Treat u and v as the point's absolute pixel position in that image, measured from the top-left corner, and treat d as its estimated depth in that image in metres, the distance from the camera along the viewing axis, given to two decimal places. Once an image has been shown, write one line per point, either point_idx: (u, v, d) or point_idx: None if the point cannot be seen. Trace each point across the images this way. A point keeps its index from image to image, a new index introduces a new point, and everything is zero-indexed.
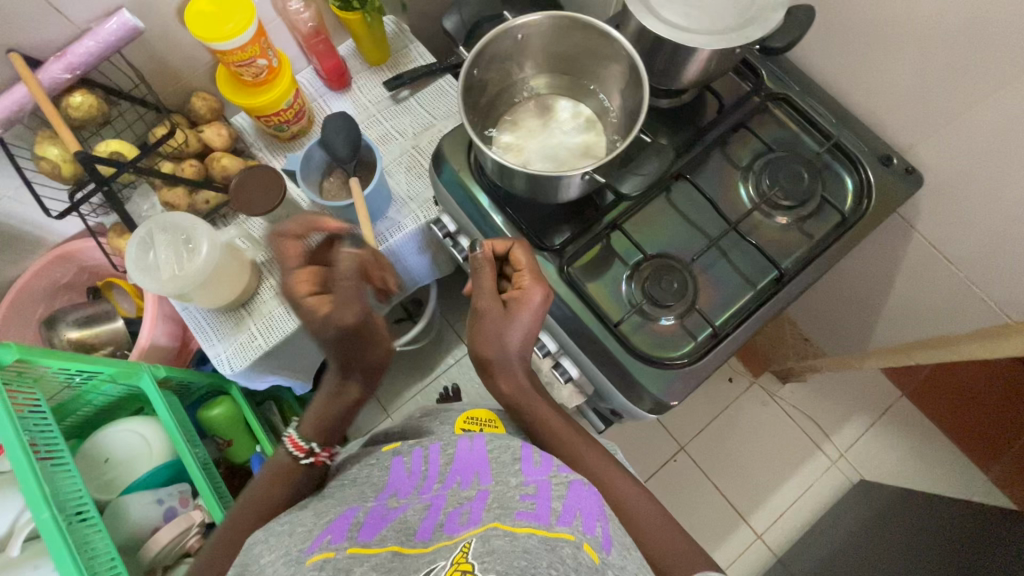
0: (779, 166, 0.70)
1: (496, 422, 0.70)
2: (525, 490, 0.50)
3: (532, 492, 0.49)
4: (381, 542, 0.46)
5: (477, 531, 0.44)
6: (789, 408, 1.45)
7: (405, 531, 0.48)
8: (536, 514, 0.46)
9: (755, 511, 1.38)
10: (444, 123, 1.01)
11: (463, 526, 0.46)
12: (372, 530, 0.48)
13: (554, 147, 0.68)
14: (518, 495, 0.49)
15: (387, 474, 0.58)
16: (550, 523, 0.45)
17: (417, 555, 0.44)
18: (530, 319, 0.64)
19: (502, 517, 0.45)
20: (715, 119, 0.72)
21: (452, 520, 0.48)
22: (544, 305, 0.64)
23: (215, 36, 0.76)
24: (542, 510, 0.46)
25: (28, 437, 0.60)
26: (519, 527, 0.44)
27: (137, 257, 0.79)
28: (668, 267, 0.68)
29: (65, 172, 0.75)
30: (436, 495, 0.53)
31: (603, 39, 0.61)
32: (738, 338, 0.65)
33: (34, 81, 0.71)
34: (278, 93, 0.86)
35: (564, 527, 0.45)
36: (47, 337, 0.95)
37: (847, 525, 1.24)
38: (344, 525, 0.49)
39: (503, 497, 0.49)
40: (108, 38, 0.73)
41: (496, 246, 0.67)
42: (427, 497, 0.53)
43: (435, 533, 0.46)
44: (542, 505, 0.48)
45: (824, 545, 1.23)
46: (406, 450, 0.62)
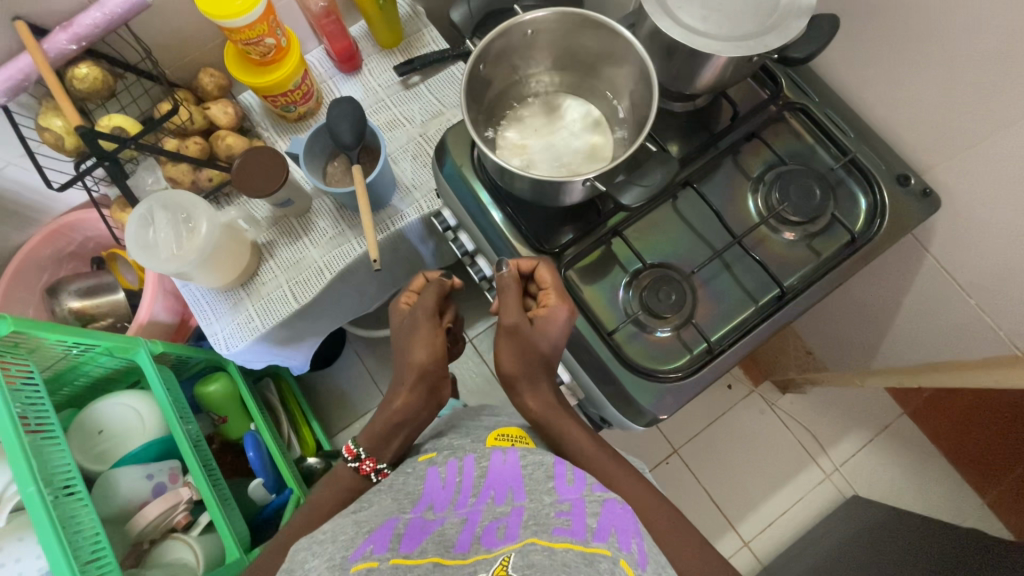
0: (791, 180, 0.68)
1: (527, 439, 0.67)
2: (560, 507, 0.52)
3: (566, 509, 0.51)
4: (422, 553, 0.48)
5: (515, 546, 0.46)
6: (786, 419, 1.44)
7: (443, 544, 0.50)
8: (573, 530, 0.48)
9: (744, 518, 1.38)
10: (452, 112, 0.99)
11: (502, 541, 0.48)
12: (413, 542, 0.49)
13: (560, 148, 0.66)
14: (553, 512, 0.51)
15: (422, 484, 0.59)
16: (586, 538, 0.47)
17: (457, 566, 0.46)
18: (560, 335, 0.64)
19: (539, 533, 0.48)
20: (729, 127, 0.70)
21: (489, 535, 0.50)
22: (571, 320, 0.63)
23: (224, 13, 0.74)
24: (578, 527, 0.48)
25: (19, 411, 0.61)
26: (556, 543, 0.46)
27: (137, 234, 0.77)
28: (667, 278, 0.66)
29: (68, 144, 0.75)
30: (472, 509, 0.54)
31: (615, 38, 0.58)
32: (733, 355, 0.64)
33: (38, 50, 0.70)
34: (285, 73, 0.85)
35: (600, 542, 0.46)
36: (50, 305, 0.96)
37: (836, 540, 1.24)
38: (386, 534, 0.50)
39: (538, 514, 0.51)
40: (115, 10, 0.72)
41: (521, 265, 0.67)
42: (462, 511, 0.54)
43: (474, 546, 0.49)
44: (577, 522, 0.49)
45: (808, 558, 1.23)
46: (440, 460, 0.62)
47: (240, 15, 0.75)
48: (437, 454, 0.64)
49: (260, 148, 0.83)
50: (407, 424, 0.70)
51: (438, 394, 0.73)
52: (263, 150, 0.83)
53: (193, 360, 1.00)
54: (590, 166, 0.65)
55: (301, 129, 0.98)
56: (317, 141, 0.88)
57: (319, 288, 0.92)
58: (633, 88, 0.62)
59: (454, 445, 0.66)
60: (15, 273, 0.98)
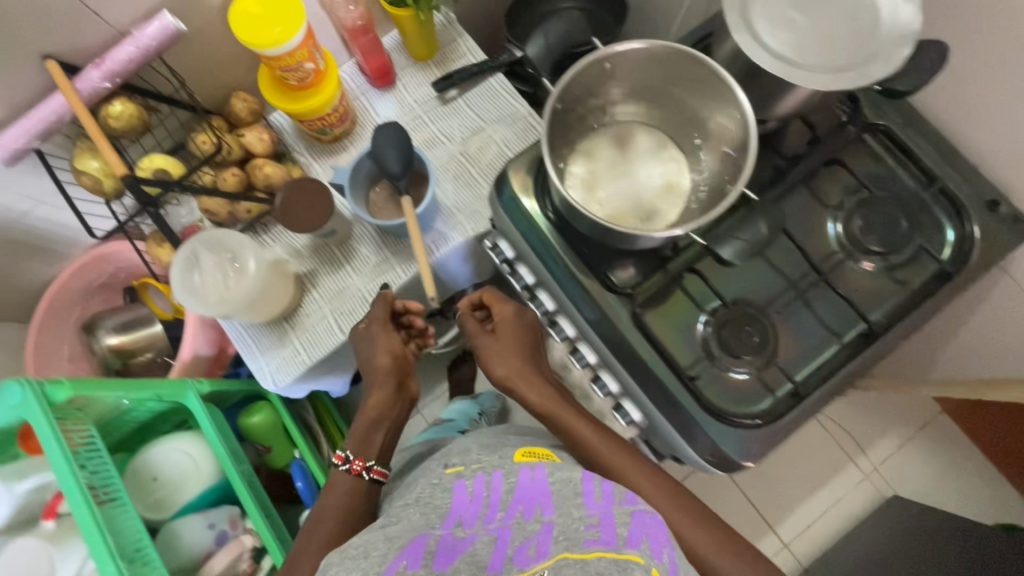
0: (875, 208, 0.65)
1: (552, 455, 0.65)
2: (589, 520, 0.49)
3: (595, 521, 0.48)
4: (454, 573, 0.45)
5: (548, 563, 0.44)
6: (824, 419, 1.42)
7: (475, 563, 0.46)
8: (603, 540, 0.46)
9: (783, 520, 1.38)
10: (494, 129, 0.95)
11: (534, 559, 0.45)
12: (446, 559, 0.47)
13: (635, 183, 0.63)
14: (582, 526, 0.48)
15: (448, 498, 0.57)
16: (619, 547, 0.45)
17: None
18: (514, 330, 0.74)
19: (572, 548, 0.45)
20: (808, 151, 0.67)
21: (520, 552, 0.47)
22: (518, 314, 0.76)
23: (265, 42, 0.70)
24: (609, 536, 0.47)
25: (87, 482, 0.59)
26: (589, 553, 0.44)
27: (182, 278, 0.74)
28: (747, 317, 0.64)
29: (106, 187, 0.71)
30: (500, 525, 0.51)
31: (701, 72, 0.55)
32: (819, 398, 0.62)
33: (72, 91, 0.66)
34: (323, 98, 0.81)
35: (632, 550, 0.45)
36: (87, 342, 0.94)
37: (878, 542, 1.24)
38: (417, 550, 0.48)
39: (568, 529, 0.48)
40: (149, 44, 0.67)
41: (471, 300, 0.79)
42: (491, 526, 0.51)
43: (505, 566, 0.45)
44: (608, 531, 0.48)
45: (851, 561, 1.23)
46: (467, 473, 0.60)
47: (281, 42, 0.70)
48: (463, 467, 0.62)
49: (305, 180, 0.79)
50: (387, 418, 0.73)
51: (409, 390, 0.76)
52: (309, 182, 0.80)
53: (233, 393, 0.97)
54: (674, 207, 0.62)
55: (338, 151, 0.94)
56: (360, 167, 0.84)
57: (364, 319, 0.89)
58: (717, 121, 0.58)
59: (482, 455, 0.63)
60: (47, 309, 0.95)
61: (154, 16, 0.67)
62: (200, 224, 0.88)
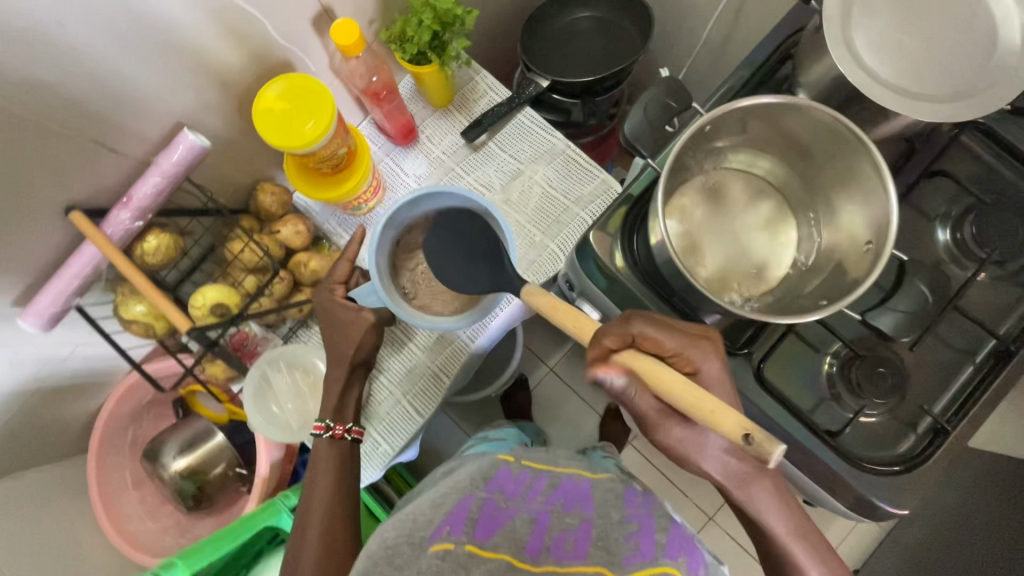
0: (989, 216, 0.61)
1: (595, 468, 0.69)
2: (629, 527, 0.56)
3: (635, 532, 0.55)
4: (495, 548, 0.51)
5: (586, 567, 0.50)
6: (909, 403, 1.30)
7: (514, 540, 0.52)
8: (641, 553, 0.52)
9: None
10: (535, 169, 0.89)
11: (572, 555, 0.51)
12: (486, 529, 0.53)
13: (739, 237, 0.58)
14: (622, 535, 0.55)
15: (495, 471, 0.63)
16: (656, 557, 0.51)
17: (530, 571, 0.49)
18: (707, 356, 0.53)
19: (611, 563, 0.51)
20: (904, 166, 0.63)
21: (558, 544, 0.53)
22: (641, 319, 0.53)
23: (295, 142, 0.63)
24: (645, 549, 0.52)
25: None
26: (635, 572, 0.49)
27: (259, 409, 0.69)
28: (877, 355, 0.60)
29: (159, 329, 0.66)
30: (541, 508, 0.58)
31: (822, 118, 0.49)
32: (966, 429, 0.58)
33: (104, 240, 0.59)
34: (359, 180, 0.74)
35: (668, 562, 0.51)
36: (152, 469, 0.89)
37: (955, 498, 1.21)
38: (461, 517, 0.54)
39: (608, 535, 0.55)
40: (175, 169, 0.61)
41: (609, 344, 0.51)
42: (533, 507, 0.58)
43: (544, 553, 0.52)
44: (646, 541, 0.54)
45: None
46: (515, 463, 0.65)
47: (313, 141, 0.63)
48: (513, 459, 0.67)
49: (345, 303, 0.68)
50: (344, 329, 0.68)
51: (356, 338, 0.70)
52: (353, 311, 0.67)
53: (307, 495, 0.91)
54: (785, 255, 0.58)
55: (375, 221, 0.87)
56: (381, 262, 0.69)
57: (440, 396, 0.84)
58: (834, 170, 0.54)
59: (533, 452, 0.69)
60: (102, 443, 0.89)
61: (177, 138, 0.60)
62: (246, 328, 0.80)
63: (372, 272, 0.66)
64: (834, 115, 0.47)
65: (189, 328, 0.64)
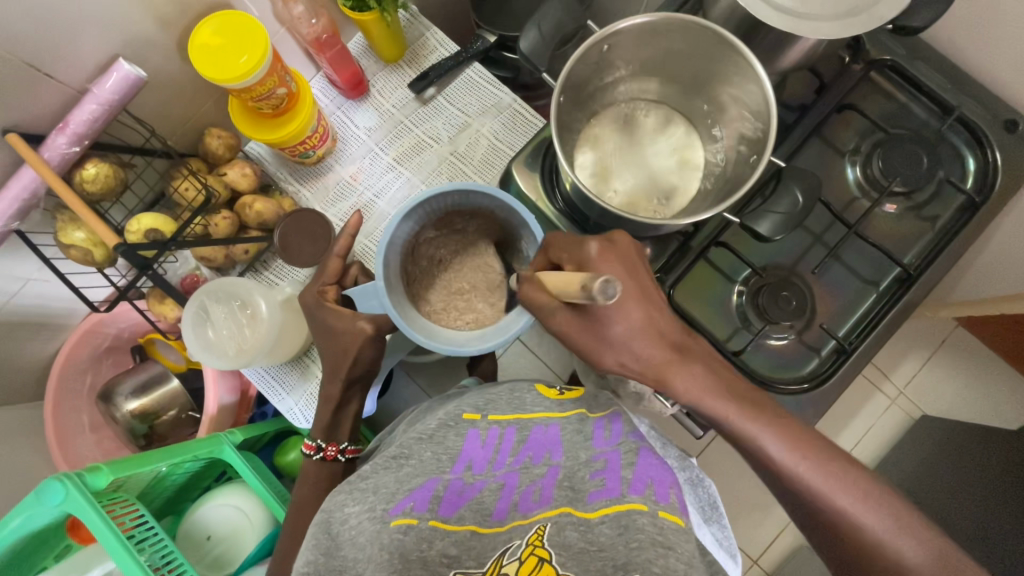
0: (895, 147, 0.63)
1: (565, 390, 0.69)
2: (595, 466, 0.52)
3: (602, 468, 0.51)
4: (460, 519, 0.51)
5: (550, 514, 0.48)
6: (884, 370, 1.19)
7: (480, 510, 0.52)
8: (609, 491, 0.48)
9: None
10: (481, 121, 0.90)
11: (537, 505, 0.50)
12: (452, 505, 0.53)
13: (647, 163, 0.61)
14: (588, 474, 0.52)
15: (460, 441, 0.61)
16: (622, 494, 0.47)
17: (494, 534, 0.49)
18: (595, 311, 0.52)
19: (575, 502, 0.49)
20: (816, 102, 0.64)
21: (525, 499, 0.52)
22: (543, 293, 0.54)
23: (227, 74, 0.65)
24: (612, 484, 0.49)
25: (149, 563, 0.57)
26: (594, 513, 0.47)
27: (197, 336, 0.73)
28: (783, 281, 0.62)
29: (98, 255, 0.69)
30: (508, 471, 0.56)
31: (712, 40, 0.51)
32: (866, 351, 0.61)
33: (41, 162, 0.62)
34: (300, 122, 0.77)
35: (635, 497, 0.46)
36: (106, 411, 0.91)
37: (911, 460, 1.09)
38: (425, 494, 0.54)
39: (575, 476, 0.53)
40: (112, 97, 0.64)
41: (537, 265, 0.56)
42: (500, 472, 0.57)
43: (511, 512, 0.51)
44: (612, 478, 0.50)
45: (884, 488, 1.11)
46: (482, 422, 0.63)
47: (246, 74, 0.66)
48: (479, 415, 0.64)
49: (340, 312, 0.67)
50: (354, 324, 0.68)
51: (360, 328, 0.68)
52: (346, 319, 0.67)
53: (265, 433, 0.91)
54: (693, 182, 0.60)
55: (325, 171, 0.90)
56: (391, 262, 0.62)
57: None
58: (724, 80, 0.55)
59: (495, 399, 0.67)
60: (60, 385, 0.90)
61: (113, 67, 0.63)
62: (198, 272, 0.84)
63: (378, 274, 0.59)
64: (718, 30, 0.49)
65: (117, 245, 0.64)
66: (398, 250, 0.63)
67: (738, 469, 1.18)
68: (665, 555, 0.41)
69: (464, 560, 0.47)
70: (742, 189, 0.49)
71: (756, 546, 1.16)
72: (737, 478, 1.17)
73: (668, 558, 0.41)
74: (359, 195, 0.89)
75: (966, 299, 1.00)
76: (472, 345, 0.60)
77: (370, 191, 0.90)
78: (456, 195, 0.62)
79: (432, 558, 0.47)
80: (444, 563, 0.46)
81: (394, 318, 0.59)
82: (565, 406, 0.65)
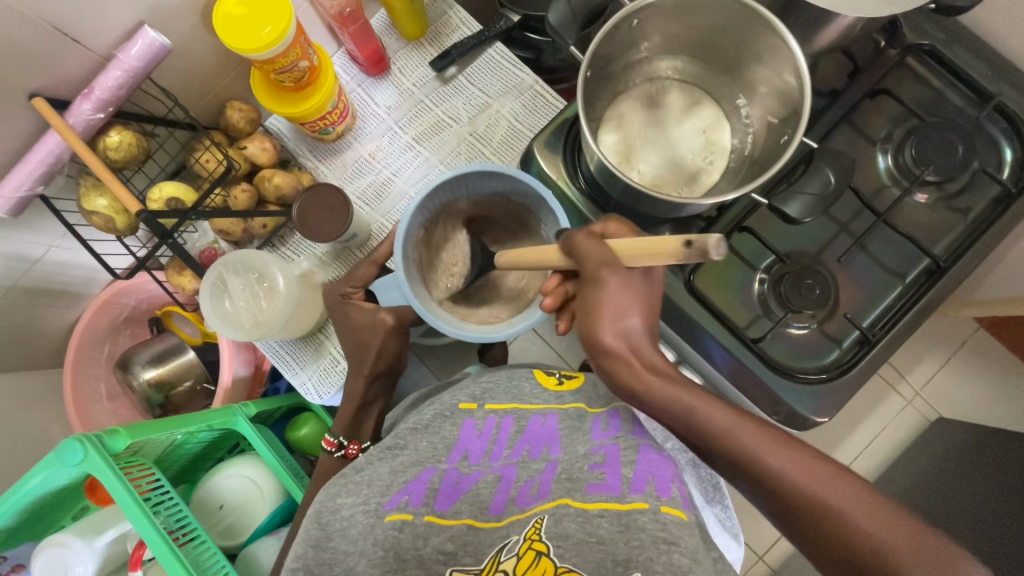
0: (928, 135, 0.61)
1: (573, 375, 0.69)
2: (595, 458, 0.52)
3: (601, 461, 0.51)
4: (455, 514, 0.52)
5: (547, 505, 0.48)
6: (897, 371, 1.17)
7: (477, 504, 0.52)
8: (608, 487, 0.47)
9: (832, 454, 1.16)
10: (502, 102, 0.89)
11: (534, 499, 0.50)
12: (448, 499, 0.53)
13: (673, 142, 0.59)
14: (587, 465, 0.51)
15: (456, 431, 0.60)
16: (622, 493, 0.46)
17: (490, 530, 0.49)
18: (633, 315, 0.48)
19: (572, 493, 0.48)
20: (848, 86, 0.63)
21: (523, 493, 0.52)
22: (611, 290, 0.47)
23: (252, 45, 0.65)
24: (613, 480, 0.48)
25: (165, 527, 0.59)
26: (590, 504, 0.46)
27: (215, 308, 0.74)
28: (808, 270, 0.61)
29: (119, 223, 0.70)
30: (507, 463, 0.56)
31: (747, 18, 0.50)
32: (891, 344, 0.60)
33: (65, 127, 0.62)
34: (321, 97, 0.77)
35: (637, 497, 0.45)
36: (124, 379, 0.92)
37: (924, 461, 1.07)
38: (421, 488, 0.54)
39: (573, 468, 0.52)
40: (136, 64, 0.64)
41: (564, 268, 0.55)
42: (497, 464, 0.56)
43: (508, 507, 0.51)
44: (613, 474, 0.49)
45: (893, 487, 1.08)
46: (478, 412, 0.62)
47: (270, 45, 0.65)
48: (476, 405, 0.63)
49: (363, 305, 0.70)
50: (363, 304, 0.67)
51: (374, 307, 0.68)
52: (367, 314, 0.70)
53: (279, 408, 0.92)
54: (718, 166, 0.59)
55: (343, 149, 0.90)
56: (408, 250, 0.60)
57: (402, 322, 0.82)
58: (754, 59, 0.53)
59: (492, 388, 0.65)
60: (79, 352, 0.91)
61: (138, 34, 0.63)
62: (216, 245, 0.84)
63: (399, 265, 0.57)
64: (753, 5, 0.47)
65: (137, 209, 0.65)
66: (413, 241, 0.62)
67: None
68: (668, 552, 0.40)
69: (460, 557, 0.47)
70: (768, 173, 0.48)
71: (761, 541, 1.15)
72: None
73: (671, 554, 0.40)
74: (377, 173, 0.89)
75: (993, 298, 0.98)
76: (496, 332, 0.59)
77: (389, 169, 0.89)
78: (473, 177, 0.61)
79: (428, 557, 0.47)
80: (441, 560, 0.47)
81: (419, 309, 0.57)
82: (564, 401, 0.63)
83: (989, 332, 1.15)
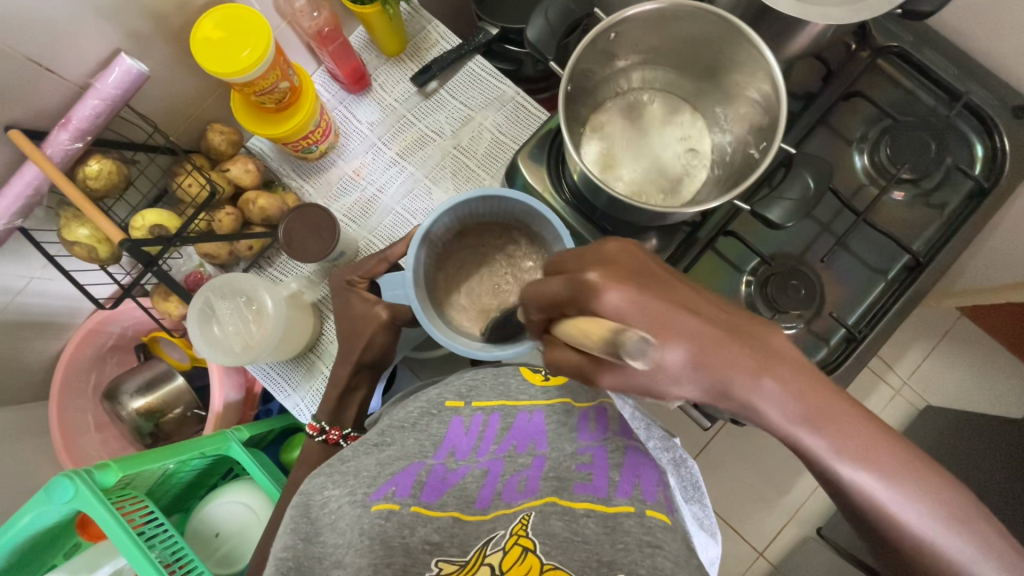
0: (902, 134, 0.62)
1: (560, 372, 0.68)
2: (582, 459, 0.53)
3: (588, 461, 0.52)
4: (443, 506, 0.51)
5: (535, 503, 0.49)
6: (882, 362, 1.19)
7: (464, 497, 0.52)
8: (595, 488, 0.48)
9: None
10: (484, 114, 0.89)
11: (521, 495, 0.50)
12: (435, 491, 0.52)
13: (655, 152, 0.60)
14: (574, 465, 0.52)
15: (444, 428, 0.59)
16: (608, 495, 0.47)
17: (477, 522, 0.48)
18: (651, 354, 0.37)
19: (560, 491, 0.49)
20: (822, 90, 0.64)
21: (509, 488, 0.52)
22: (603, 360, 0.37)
23: (231, 68, 0.65)
24: (600, 482, 0.49)
25: (161, 560, 0.58)
26: (577, 502, 0.47)
27: (202, 333, 0.73)
28: (792, 270, 0.62)
29: (102, 252, 0.69)
30: (492, 458, 0.56)
31: (722, 29, 0.51)
32: (877, 339, 0.61)
33: (43, 158, 0.62)
34: (303, 117, 0.77)
35: (623, 500, 0.46)
36: (112, 409, 0.91)
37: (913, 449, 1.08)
38: (408, 479, 0.52)
39: (560, 466, 0.53)
40: (114, 91, 0.63)
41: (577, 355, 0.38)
42: (483, 460, 0.56)
43: (495, 501, 0.51)
44: (599, 475, 0.50)
45: None
46: (466, 409, 0.62)
47: (249, 68, 0.65)
48: (463, 403, 0.62)
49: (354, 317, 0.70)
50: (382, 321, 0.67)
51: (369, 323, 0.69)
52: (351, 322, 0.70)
53: (271, 430, 0.91)
54: (699, 173, 0.60)
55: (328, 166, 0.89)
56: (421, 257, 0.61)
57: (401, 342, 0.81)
58: (730, 67, 0.54)
59: (479, 385, 0.64)
60: (65, 384, 0.90)
61: (116, 61, 0.63)
62: (202, 269, 0.84)
63: (409, 266, 0.59)
64: (727, 16, 0.48)
65: (121, 239, 0.64)
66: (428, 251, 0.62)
67: (742, 462, 1.17)
68: (651, 555, 0.40)
69: (447, 548, 0.46)
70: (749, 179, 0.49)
71: (760, 537, 1.15)
72: (739, 472, 1.17)
73: (654, 557, 0.40)
74: (363, 190, 0.89)
75: (972, 287, 1.00)
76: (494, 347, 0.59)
77: (374, 185, 0.89)
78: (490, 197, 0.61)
79: (415, 547, 0.46)
80: (428, 551, 0.45)
81: (418, 313, 0.59)
82: (550, 396, 0.63)
83: (969, 320, 1.18)
